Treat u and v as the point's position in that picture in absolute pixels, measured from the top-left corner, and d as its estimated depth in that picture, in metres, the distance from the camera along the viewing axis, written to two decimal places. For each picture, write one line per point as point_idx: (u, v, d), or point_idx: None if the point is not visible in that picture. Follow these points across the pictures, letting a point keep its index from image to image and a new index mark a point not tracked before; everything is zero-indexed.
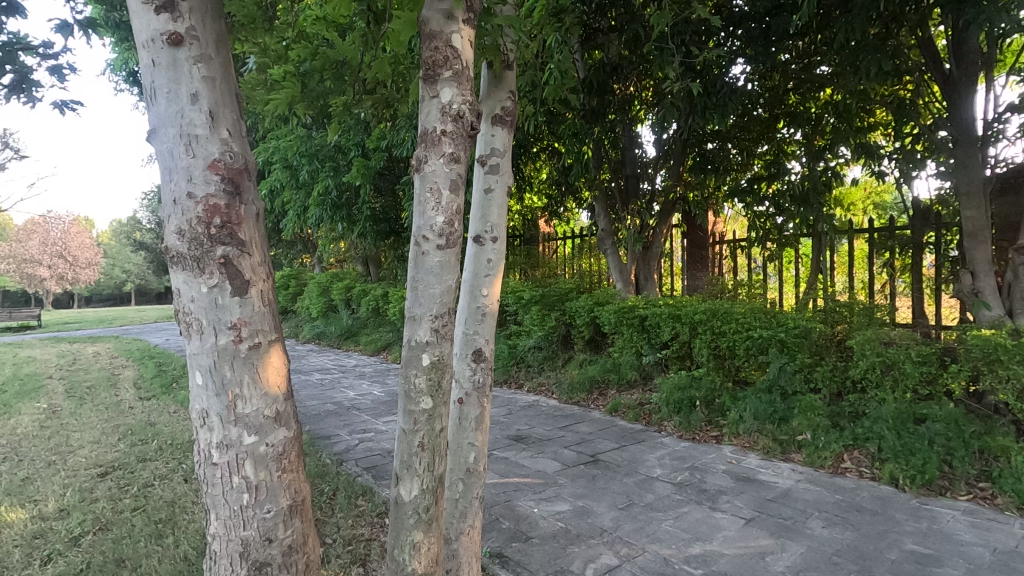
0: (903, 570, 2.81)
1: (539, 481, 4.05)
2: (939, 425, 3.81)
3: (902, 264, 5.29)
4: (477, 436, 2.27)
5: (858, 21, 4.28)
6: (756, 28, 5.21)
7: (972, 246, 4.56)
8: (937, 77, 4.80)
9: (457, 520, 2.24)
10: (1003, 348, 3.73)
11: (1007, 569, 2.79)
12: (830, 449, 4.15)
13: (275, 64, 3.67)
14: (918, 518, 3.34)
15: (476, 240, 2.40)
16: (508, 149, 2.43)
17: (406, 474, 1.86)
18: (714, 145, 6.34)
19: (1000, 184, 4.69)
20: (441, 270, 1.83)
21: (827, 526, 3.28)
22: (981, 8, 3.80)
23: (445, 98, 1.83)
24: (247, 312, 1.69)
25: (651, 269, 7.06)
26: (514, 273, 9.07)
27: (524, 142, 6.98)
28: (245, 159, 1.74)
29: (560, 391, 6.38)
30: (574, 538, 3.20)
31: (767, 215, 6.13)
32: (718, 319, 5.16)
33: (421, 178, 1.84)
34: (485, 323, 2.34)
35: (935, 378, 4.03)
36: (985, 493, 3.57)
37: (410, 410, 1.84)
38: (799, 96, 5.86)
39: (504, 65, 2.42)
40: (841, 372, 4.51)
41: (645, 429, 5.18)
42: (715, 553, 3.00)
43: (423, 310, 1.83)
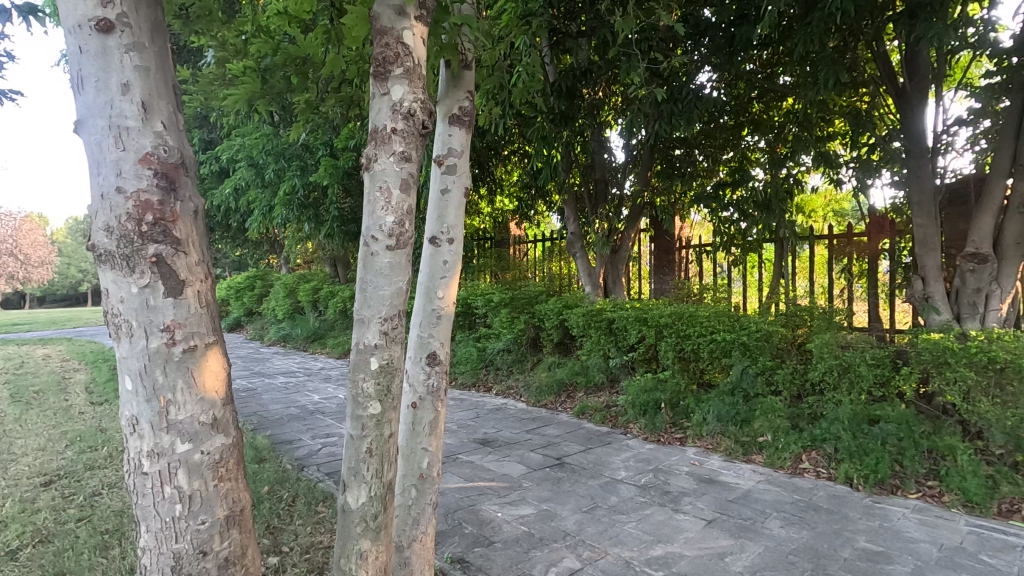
0: (856, 568, 2.87)
1: (504, 485, 4.02)
2: (892, 426, 3.92)
3: (859, 270, 5.48)
4: (431, 441, 2.23)
5: (817, 33, 4.40)
6: (721, 37, 5.29)
7: (923, 253, 4.73)
8: (891, 90, 4.96)
9: (410, 527, 2.20)
10: (951, 351, 3.87)
11: (953, 564, 2.89)
12: (790, 450, 4.24)
13: (235, 58, 3.57)
14: (871, 516, 3.44)
15: (432, 241, 2.36)
16: (467, 149, 2.40)
17: (354, 481, 1.81)
18: (681, 151, 6.56)
19: (949, 194, 4.90)
20: (391, 272, 1.79)
21: (784, 526, 3.34)
22: (930, 24, 3.97)
23: (396, 95, 1.79)
24: (183, 314, 1.62)
25: (619, 272, 7.13)
26: (484, 275, 8.99)
27: (494, 142, 6.97)
28: (181, 153, 1.67)
29: (528, 394, 6.38)
30: (537, 542, 3.18)
31: (731, 221, 6.25)
32: (683, 322, 5.24)
33: (371, 177, 1.80)
34: (440, 325, 2.30)
35: (889, 380, 4.14)
36: (933, 491, 3.71)
37: (358, 415, 1.79)
38: (762, 105, 6.07)
39: (462, 65, 2.39)
40: (800, 374, 4.58)
41: (611, 431, 5.21)
42: (677, 555, 3.02)
43: (372, 313, 1.79)
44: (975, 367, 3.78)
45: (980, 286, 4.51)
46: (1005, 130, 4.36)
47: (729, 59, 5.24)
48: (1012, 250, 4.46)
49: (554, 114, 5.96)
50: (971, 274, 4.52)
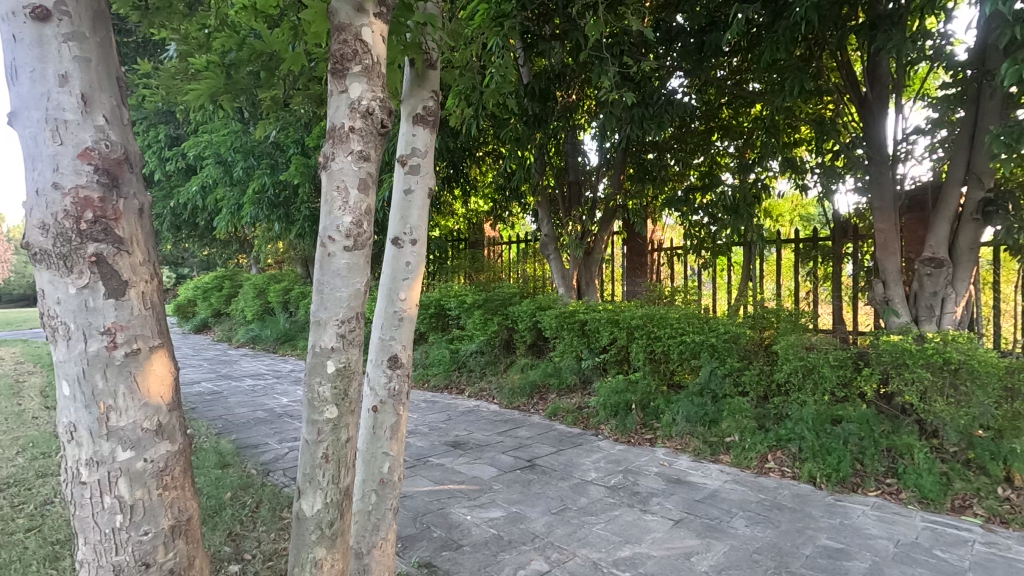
0: (817, 565, 2.93)
1: (474, 488, 3.99)
2: (853, 426, 4.04)
3: (824, 273, 5.65)
4: (392, 445, 2.21)
5: (782, 41, 4.49)
6: (691, 43, 5.39)
7: (884, 257, 4.87)
8: (854, 99, 5.11)
9: (370, 533, 2.17)
10: (909, 352, 3.99)
11: (909, 560, 2.97)
12: (756, 450, 4.33)
13: (198, 53, 3.50)
14: (832, 514, 3.52)
15: (395, 242, 2.33)
16: (431, 149, 2.38)
17: (309, 487, 1.77)
18: (654, 155, 6.62)
19: (908, 201, 5.06)
20: (349, 273, 1.76)
21: (749, 525, 3.40)
22: (889, 35, 4.12)
23: (354, 93, 1.76)
24: (125, 316, 1.56)
25: (592, 274, 7.18)
26: (458, 276, 8.92)
27: (467, 143, 6.97)
28: (125, 148, 1.61)
29: (501, 396, 6.37)
30: (505, 544, 3.16)
31: (702, 224, 6.37)
32: (653, 324, 5.29)
33: (328, 176, 1.76)
34: (403, 327, 2.27)
35: (851, 381, 4.25)
36: (891, 488, 3.83)
37: (314, 419, 1.76)
38: (732, 111, 6.18)
39: (427, 64, 2.37)
40: (767, 375, 4.66)
41: (583, 432, 5.25)
42: (644, 556, 3.04)
43: (329, 315, 1.75)
44: (932, 368, 3.90)
45: (936, 290, 4.67)
46: (959, 139, 4.52)
47: (698, 65, 5.33)
48: (967, 255, 4.62)
49: (528, 116, 6.01)
50: (928, 278, 4.67)
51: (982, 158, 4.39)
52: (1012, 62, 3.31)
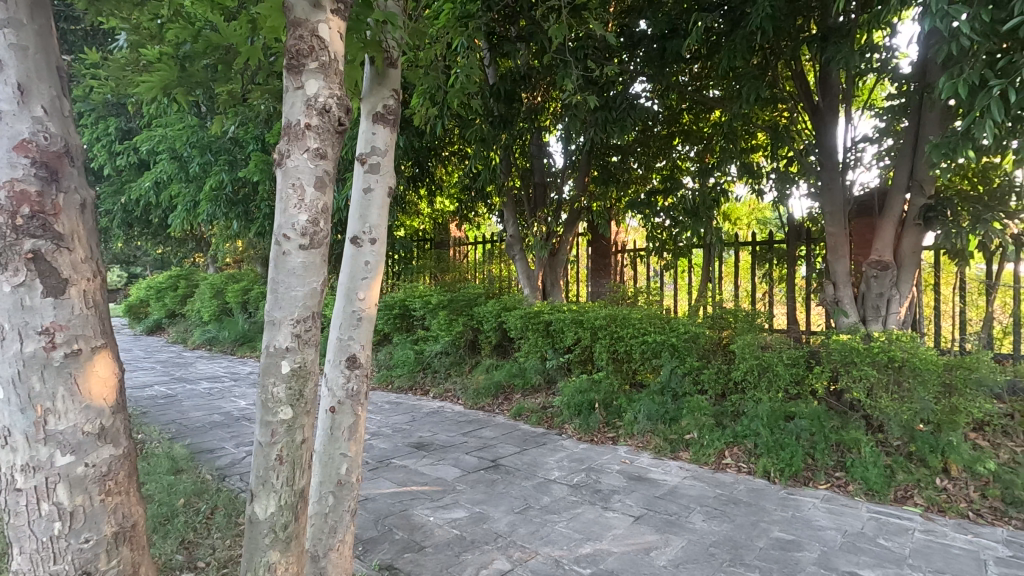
0: (769, 556, 3.04)
1: (437, 489, 3.98)
2: (805, 422, 4.20)
3: (779, 275, 5.86)
4: (351, 446, 2.19)
5: (739, 50, 4.62)
6: (653, 49, 5.45)
7: (834, 260, 5.08)
8: (807, 107, 5.32)
9: (326, 536, 2.14)
10: (857, 351, 4.16)
11: (855, 549, 3.11)
12: (714, 447, 4.45)
13: (150, 43, 3.39)
14: (784, 507, 3.65)
15: (354, 241, 2.30)
16: (391, 149, 2.37)
17: (262, 490, 1.74)
18: (617, 158, 6.72)
19: (857, 206, 5.30)
20: (305, 272, 1.73)
21: (706, 519, 3.49)
22: (839, 48, 4.30)
23: (310, 90, 1.74)
24: (65, 316, 1.50)
25: (557, 275, 7.26)
26: (424, 276, 8.82)
27: (433, 142, 6.94)
28: (65, 141, 1.55)
29: (465, 397, 6.37)
30: (468, 544, 3.16)
31: (664, 227, 6.46)
32: (616, 324, 5.37)
33: (283, 174, 1.74)
34: (361, 327, 2.24)
35: (803, 378, 4.41)
36: (840, 481, 4.00)
37: (268, 421, 1.73)
38: (692, 117, 6.37)
39: (387, 62, 2.35)
40: (724, 374, 4.80)
41: (546, 432, 5.29)
42: (604, 552, 3.09)
43: (283, 314, 1.72)
44: (878, 366, 4.09)
45: (882, 291, 4.90)
46: (904, 148, 4.76)
47: (660, 71, 5.43)
48: (909, 258, 4.87)
49: (493, 117, 6.02)
50: (874, 280, 4.90)
51: (924, 166, 4.62)
52: (949, 76, 3.51)
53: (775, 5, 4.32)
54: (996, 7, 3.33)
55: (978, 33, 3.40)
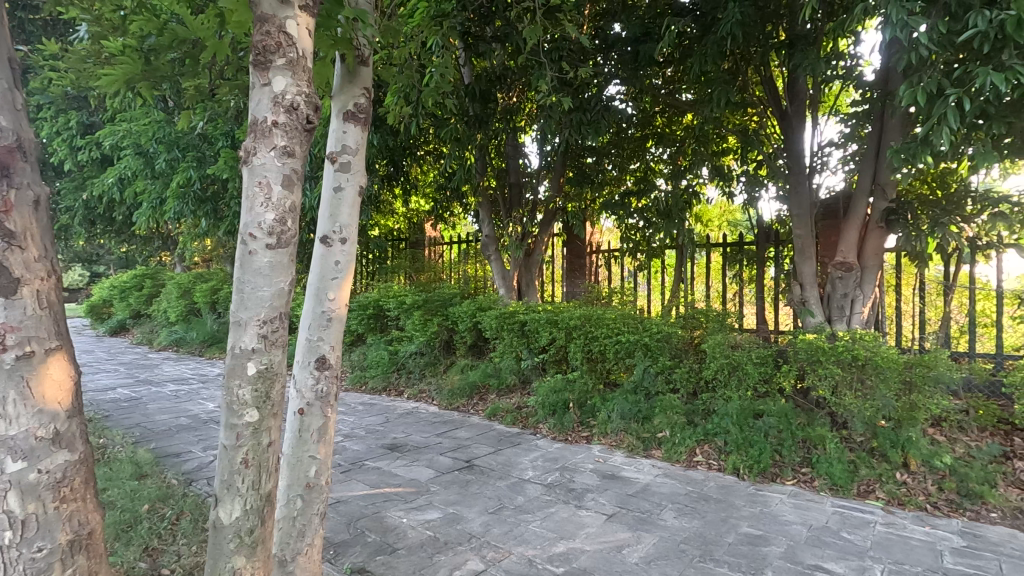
0: (738, 552, 3.10)
1: (411, 490, 3.95)
2: (773, 419, 4.30)
3: (749, 276, 5.99)
4: (320, 448, 2.16)
5: (710, 55, 4.70)
6: (627, 52, 5.53)
7: (801, 261, 5.21)
8: (775, 112, 5.45)
9: (294, 540, 2.12)
10: (822, 350, 4.29)
11: (820, 542, 3.20)
12: (685, 445, 4.52)
13: (112, 35, 3.29)
14: (753, 503, 3.74)
15: (324, 241, 2.27)
16: (362, 147, 2.34)
17: (227, 494, 1.71)
18: (592, 159, 6.77)
19: (824, 209, 5.45)
20: (272, 272, 1.70)
21: (677, 516, 3.55)
22: (805, 55, 4.42)
23: (278, 87, 1.72)
24: (16, 317, 1.48)
25: (532, 275, 7.28)
26: (399, 276, 8.66)
27: (408, 141, 6.89)
28: (16, 135, 1.54)
29: (440, 397, 6.34)
30: (441, 545, 3.15)
31: (637, 228, 6.54)
32: (591, 324, 5.41)
33: (249, 172, 1.70)
34: (331, 328, 2.22)
35: (771, 377, 4.52)
36: (806, 476, 4.11)
37: (232, 424, 1.69)
38: (665, 120, 6.46)
39: (358, 60, 2.33)
40: (696, 373, 4.88)
41: (521, 432, 5.30)
42: (577, 551, 3.11)
43: (249, 315, 1.69)
44: (842, 364, 4.21)
45: (846, 292, 5.04)
46: (868, 153, 4.91)
47: (634, 74, 5.50)
48: (873, 260, 5.02)
49: (468, 116, 6.01)
50: (839, 281, 5.05)
51: (886, 171, 4.78)
52: (908, 85, 3.64)
53: (745, 11, 4.41)
54: (951, 18, 3.46)
55: (935, 43, 3.53)
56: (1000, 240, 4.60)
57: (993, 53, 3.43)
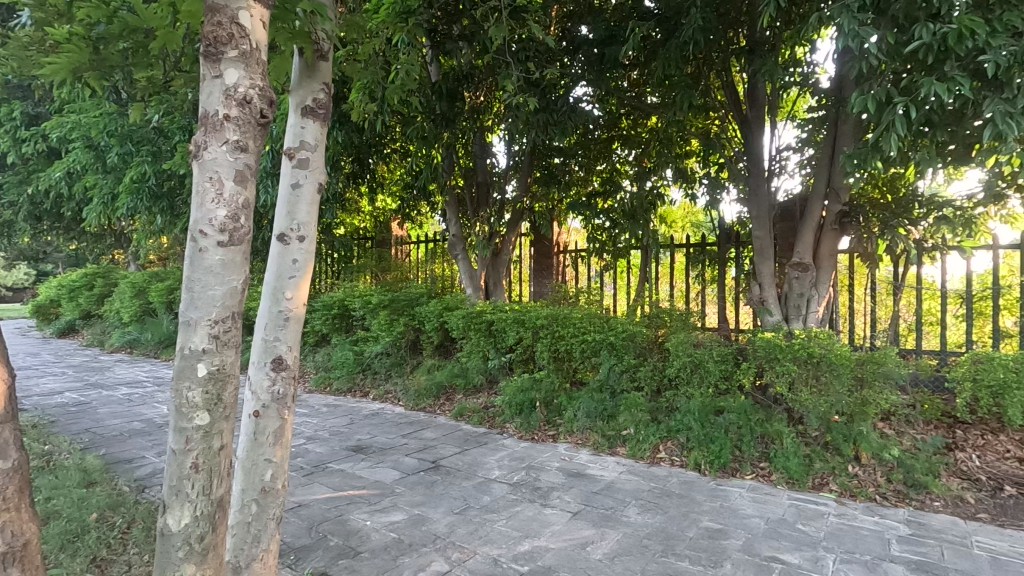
0: (699, 545, 3.17)
1: (375, 492, 3.90)
2: (733, 416, 4.42)
3: (711, 276, 6.12)
4: (276, 452, 2.11)
5: (673, 58, 4.78)
6: (593, 54, 5.59)
7: (760, 261, 5.36)
8: (736, 117, 5.60)
9: (249, 546, 2.06)
10: (780, 347, 4.43)
11: (776, 534, 3.30)
12: (649, 442, 4.60)
13: (57, 22, 3.13)
14: (713, 498, 3.83)
15: (281, 239, 2.22)
16: (322, 144, 2.29)
17: (176, 500, 1.65)
18: (559, 160, 6.82)
19: (781, 211, 5.62)
20: (224, 270, 1.66)
21: (641, 512, 3.60)
22: (764, 61, 4.56)
23: (230, 79, 1.67)
24: None
25: (499, 275, 7.28)
26: (364, 276, 8.53)
27: (374, 138, 6.80)
28: None
29: (406, 398, 6.28)
30: (406, 547, 3.12)
31: (603, 228, 6.61)
32: (557, 323, 5.44)
33: (199, 166, 1.65)
34: (288, 328, 2.17)
35: (731, 374, 4.64)
36: (764, 471, 4.23)
37: (181, 427, 1.64)
38: (630, 122, 6.56)
39: (317, 54, 2.29)
40: (659, 371, 4.96)
41: (488, 432, 5.29)
42: (542, 549, 3.12)
43: (200, 315, 1.64)
44: (798, 361, 4.36)
45: (803, 291, 5.20)
46: (823, 157, 5.06)
47: (600, 76, 5.56)
48: (827, 261, 5.21)
49: (435, 114, 5.97)
50: (796, 281, 5.21)
51: (839, 175, 4.96)
52: (860, 92, 3.77)
53: (706, 17, 4.51)
54: (899, 30, 3.62)
55: (883, 53, 3.68)
56: (944, 243, 4.78)
57: (937, 64, 3.60)
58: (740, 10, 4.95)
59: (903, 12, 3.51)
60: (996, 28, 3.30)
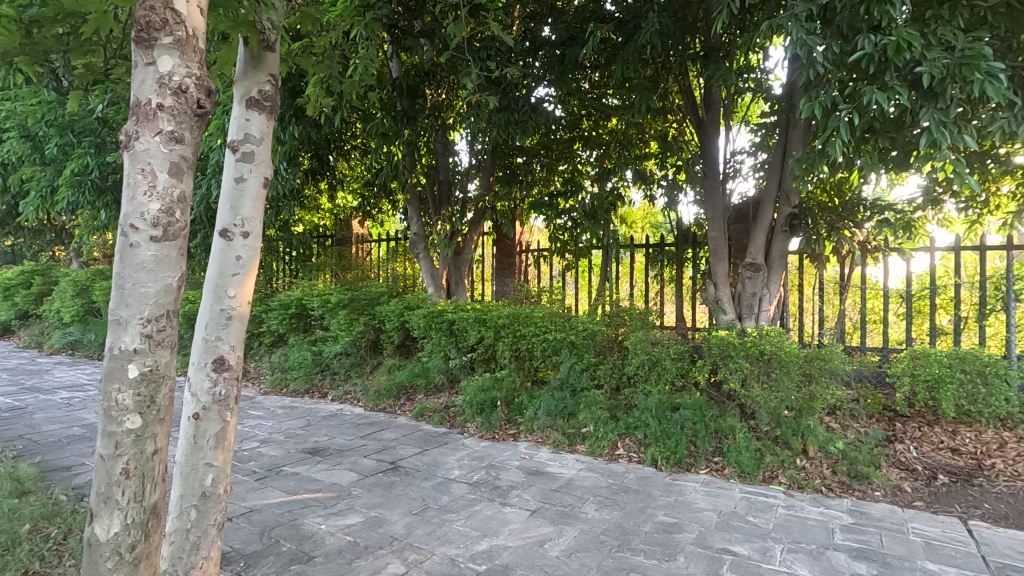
0: (654, 540, 3.23)
1: (331, 495, 3.81)
2: (688, 412, 4.53)
3: (669, 276, 6.25)
4: (217, 455, 2.05)
5: (632, 61, 4.84)
6: (554, 55, 5.59)
7: (715, 261, 5.50)
8: (693, 120, 5.72)
9: (188, 553, 2.00)
10: (733, 345, 4.57)
11: (728, 527, 3.39)
12: (607, 439, 4.66)
13: None
14: (669, 493, 3.90)
15: (224, 235, 2.14)
16: (267, 137, 2.23)
17: (105, 508, 1.59)
18: (522, 159, 6.82)
19: (736, 213, 5.78)
20: (157, 267, 1.61)
21: (598, 508, 3.65)
22: (718, 67, 4.67)
23: (163, 67, 1.63)
24: None
25: (461, 274, 7.25)
26: (324, 274, 8.32)
27: (333, 134, 6.67)
28: None
29: (366, 399, 6.17)
30: (361, 550, 3.06)
31: (566, 228, 6.64)
32: (519, 322, 5.45)
33: (131, 158, 1.60)
34: (231, 327, 2.10)
35: (687, 371, 4.75)
36: (717, 465, 4.34)
37: (111, 431, 1.58)
38: (591, 123, 6.60)
39: (263, 45, 2.22)
40: (619, 369, 5.03)
41: (448, 432, 5.25)
42: (501, 548, 3.12)
43: (130, 313, 1.59)
44: (750, 358, 4.50)
45: (755, 291, 5.36)
46: (774, 160, 5.23)
47: (561, 77, 5.58)
48: (778, 261, 5.37)
49: (395, 111, 5.87)
50: (749, 280, 5.37)
51: (789, 180, 5.13)
52: (808, 98, 3.90)
53: (664, 21, 4.59)
54: (843, 40, 3.77)
55: (830, 62, 3.82)
56: (886, 245, 5.07)
57: (879, 74, 3.76)
58: (696, 15, 5.07)
59: (847, 22, 3.66)
60: (931, 41, 3.47)
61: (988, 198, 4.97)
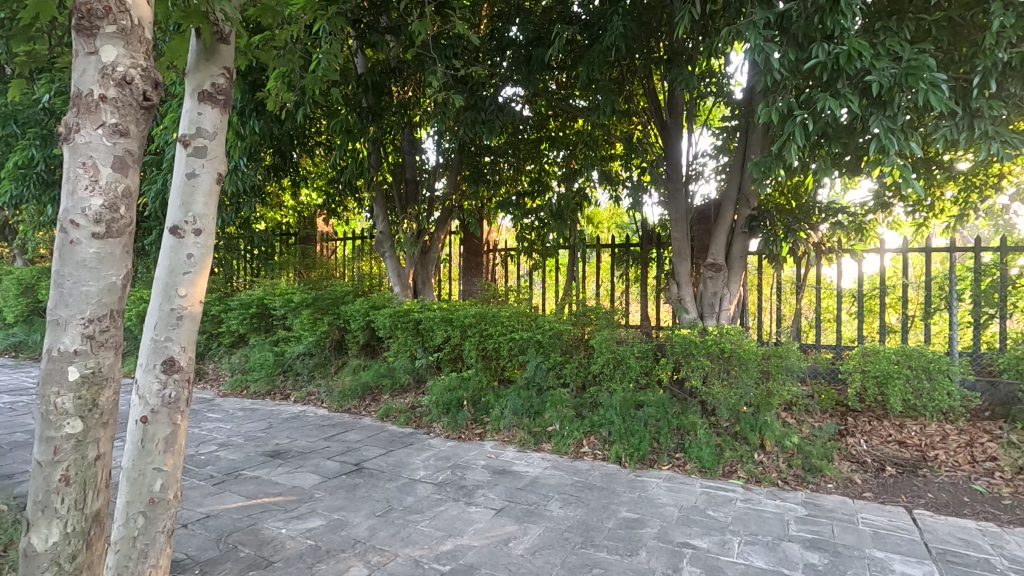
0: (616, 535, 3.28)
1: (292, 498, 3.73)
2: (651, 409, 4.62)
3: (634, 275, 6.35)
4: (166, 460, 1.98)
5: (597, 62, 4.89)
6: (522, 54, 5.55)
7: (677, 261, 5.60)
8: (656, 122, 5.80)
9: (135, 562, 1.93)
10: (694, 343, 4.67)
11: (688, 521, 3.47)
12: (573, 437, 4.71)
13: None
14: (632, 489, 3.97)
15: (174, 232, 2.07)
16: (221, 132, 2.17)
17: (43, 518, 1.56)
18: (489, 158, 6.80)
19: (698, 215, 5.90)
20: (99, 264, 1.57)
21: (563, 506, 3.68)
22: (680, 71, 4.75)
23: (106, 57, 1.58)
24: None
25: (428, 273, 7.19)
26: (287, 273, 8.13)
27: (297, 129, 6.53)
28: None
29: (330, 400, 6.07)
30: (322, 554, 3.01)
31: (533, 228, 6.64)
32: (485, 321, 5.43)
33: (71, 152, 1.56)
34: (182, 328, 2.04)
35: (651, 369, 4.82)
36: (679, 461, 4.44)
37: (50, 438, 1.55)
38: (558, 124, 6.63)
39: (217, 36, 2.15)
40: (584, 367, 5.08)
41: (414, 432, 5.22)
42: (465, 547, 3.11)
43: (71, 314, 1.55)
44: (711, 356, 4.61)
45: (717, 291, 5.48)
46: (734, 163, 5.36)
47: (528, 77, 5.52)
48: (738, 262, 5.51)
49: (360, 108, 5.77)
50: (710, 280, 5.48)
51: (749, 183, 5.27)
52: (766, 104, 4.01)
53: (628, 25, 4.64)
54: (799, 48, 3.90)
55: (787, 69, 3.89)
56: (839, 246, 5.32)
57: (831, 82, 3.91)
58: (660, 19, 5.12)
59: (802, 30, 3.80)
60: (880, 51, 3.61)
61: (932, 202, 5.24)
